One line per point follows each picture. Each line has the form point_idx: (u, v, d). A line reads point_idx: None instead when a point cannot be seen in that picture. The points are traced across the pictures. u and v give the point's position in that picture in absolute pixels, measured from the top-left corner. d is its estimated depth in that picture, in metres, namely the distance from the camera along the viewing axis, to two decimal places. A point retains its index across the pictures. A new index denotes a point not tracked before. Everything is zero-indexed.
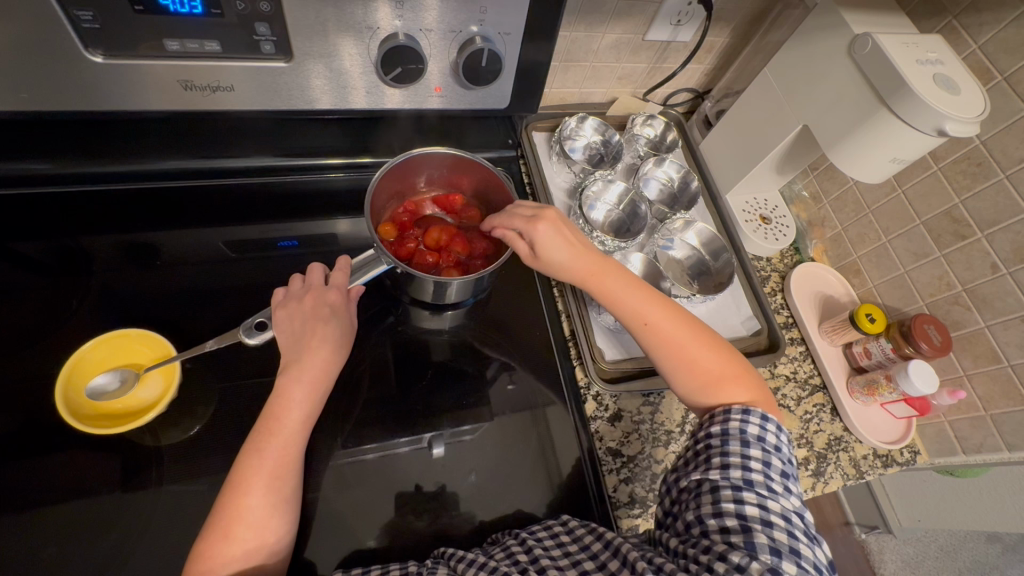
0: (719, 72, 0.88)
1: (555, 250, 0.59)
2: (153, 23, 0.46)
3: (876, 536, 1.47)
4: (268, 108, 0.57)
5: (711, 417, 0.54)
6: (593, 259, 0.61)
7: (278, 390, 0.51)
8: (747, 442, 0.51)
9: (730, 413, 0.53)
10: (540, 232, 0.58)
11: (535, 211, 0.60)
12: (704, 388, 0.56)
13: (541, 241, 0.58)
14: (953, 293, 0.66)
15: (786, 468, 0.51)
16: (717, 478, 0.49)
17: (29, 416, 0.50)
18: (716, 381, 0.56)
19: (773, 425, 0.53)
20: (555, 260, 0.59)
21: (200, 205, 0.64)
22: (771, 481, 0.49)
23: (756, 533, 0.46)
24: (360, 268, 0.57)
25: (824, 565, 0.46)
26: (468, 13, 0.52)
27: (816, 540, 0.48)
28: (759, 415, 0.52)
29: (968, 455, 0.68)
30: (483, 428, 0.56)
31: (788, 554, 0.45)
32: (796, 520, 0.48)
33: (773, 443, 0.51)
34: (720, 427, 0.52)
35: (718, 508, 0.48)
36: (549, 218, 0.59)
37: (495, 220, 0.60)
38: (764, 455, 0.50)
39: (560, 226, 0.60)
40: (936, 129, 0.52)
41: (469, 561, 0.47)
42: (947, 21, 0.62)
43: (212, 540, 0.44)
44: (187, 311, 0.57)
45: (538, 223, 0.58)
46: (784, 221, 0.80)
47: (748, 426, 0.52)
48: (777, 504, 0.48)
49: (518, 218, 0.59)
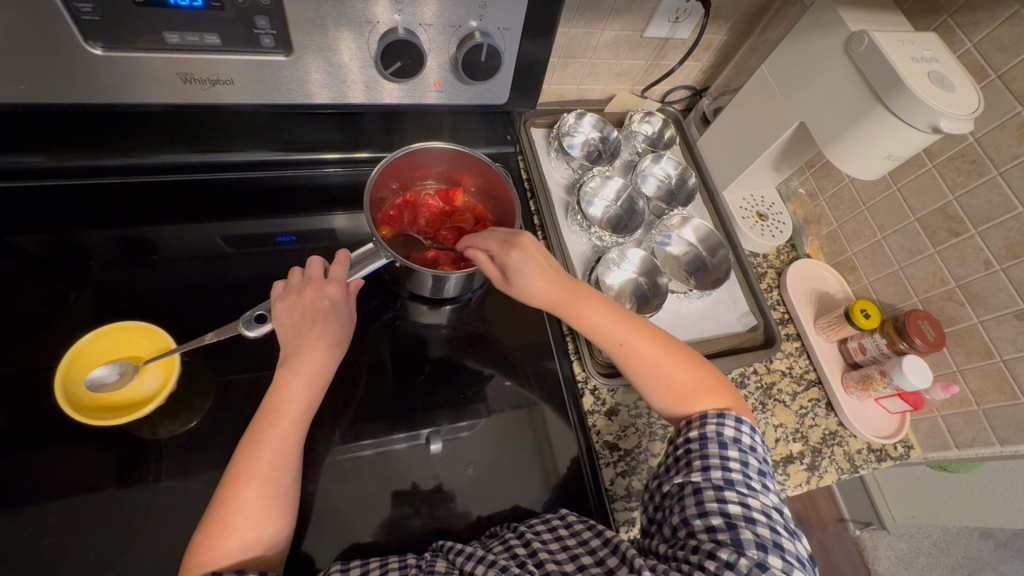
0: (717, 70, 0.88)
1: (527, 275, 0.57)
2: (152, 14, 0.46)
3: (869, 532, 1.48)
4: (268, 102, 0.57)
5: (688, 425, 0.54)
6: (564, 282, 0.59)
7: (278, 382, 0.51)
8: (725, 445, 0.51)
9: (706, 418, 0.53)
10: (515, 258, 0.56)
11: (510, 236, 0.58)
12: (681, 399, 0.56)
13: (516, 268, 0.57)
14: (947, 289, 0.67)
15: (762, 468, 0.52)
16: (699, 480, 0.50)
17: (26, 408, 0.50)
18: (690, 393, 0.56)
19: (749, 427, 0.53)
20: (526, 289, 0.58)
21: (198, 200, 0.64)
22: (750, 479, 0.50)
23: (741, 529, 0.46)
24: (359, 262, 0.58)
25: (806, 560, 0.47)
26: (467, 9, 0.52)
27: (796, 533, 0.48)
28: (733, 417, 0.53)
29: (961, 450, 0.69)
30: (480, 422, 0.57)
31: (773, 549, 0.45)
32: (777, 516, 0.48)
33: (749, 444, 0.52)
34: (697, 431, 0.53)
35: (703, 508, 0.48)
36: (524, 244, 0.57)
37: (468, 240, 0.58)
38: (741, 455, 0.51)
39: (534, 252, 0.58)
40: (931, 126, 0.52)
41: (468, 555, 0.47)
42: (943, 20, 0.63)
43: (212, 531, 0.44)
44: (185, 305, 0.57)
45: (513, 249, 0.56)
46: (780, 218, 0.81)
47: (725, 429, 0.52)
48: (757, 501, 0.48)
49: (493, 241, 0.57)
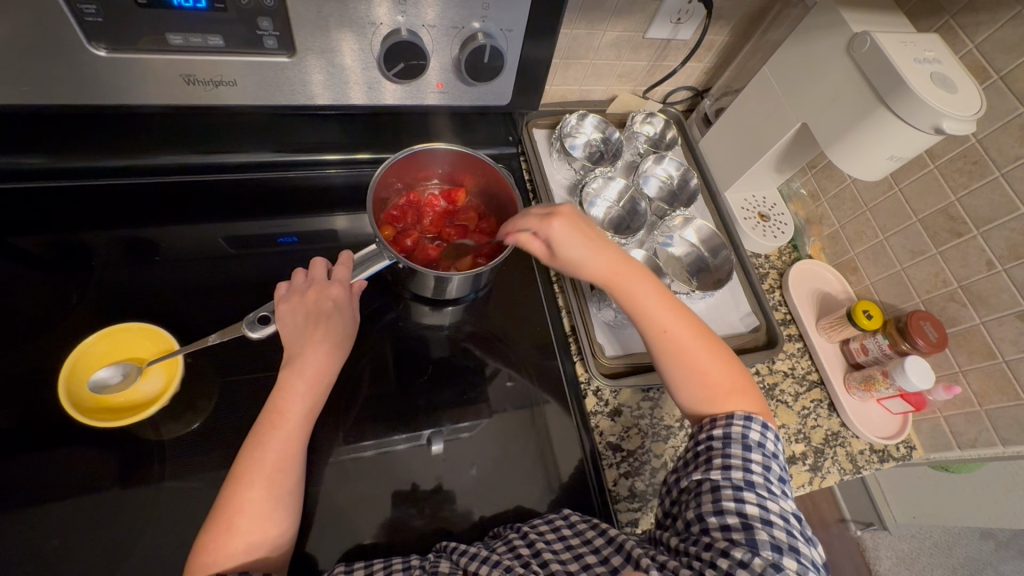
0: (718, 71, 0.88)
1: (569, 247, 0.58)
2: (155, 16, 0.46)
3: (870, 532, 1.48)
4: (270, 103, 0.57)
5: (712, 422, 0.54)
6: (615, 261, 0.59)
7: (281, 383, 0.51)
8: (748, 446, 0.51)
9: (732, 419, 0.53)
10: (554, 228, 0.57)
11: (549, 209, 0.58)
12: (712, 398, 0.55)
13: (556, 240, 0.57)
14: (949, 290, 0.67)
15: (782, 473, 0.52)
16: (718, 478, 0.49)
17: (28, 409, 0.50)
18: (723, 394, 0.56)
19: (773, 434, 0.53)
20: (570, 260, 0.58)
21: (200, 200, 0.64)
22: (771, 483, 0.50)
23: (757, 530, 0.46)
24: (361, 263, 0.58)
25: (820, 565, 0.47)
26: (470, 10, 0.52)
27: (812, 540, 0.48)
28: (761, 424, 0.53)
29: (963, 450, 0.69)
30: (483, 423, 0.57)
31: (788, 551, 0.45)
32: (794, 521, 0.48)
33: (772, 450, 0.52)
34: (721, 430, 0.52)
35: (719, 506, 0.48)
36: (564, 215, 0.58)
37: (507, 227, 0.58)
38: (764, 459, 0.51)
39: (576, 224, 0.58)
40: (933, 127, 0.53)
41: (471, 555, 0.47)
42: (945, 21, 0.63)
43: (217, 532, 0.44)
44: (188, 306, 0.57)
45: (552, 221, 0.57)
46: (782, 219, 0.81)
47: (750, 432, 0.52)
48: (776, 504, 0.48)
49: (532, 217, 0.58)
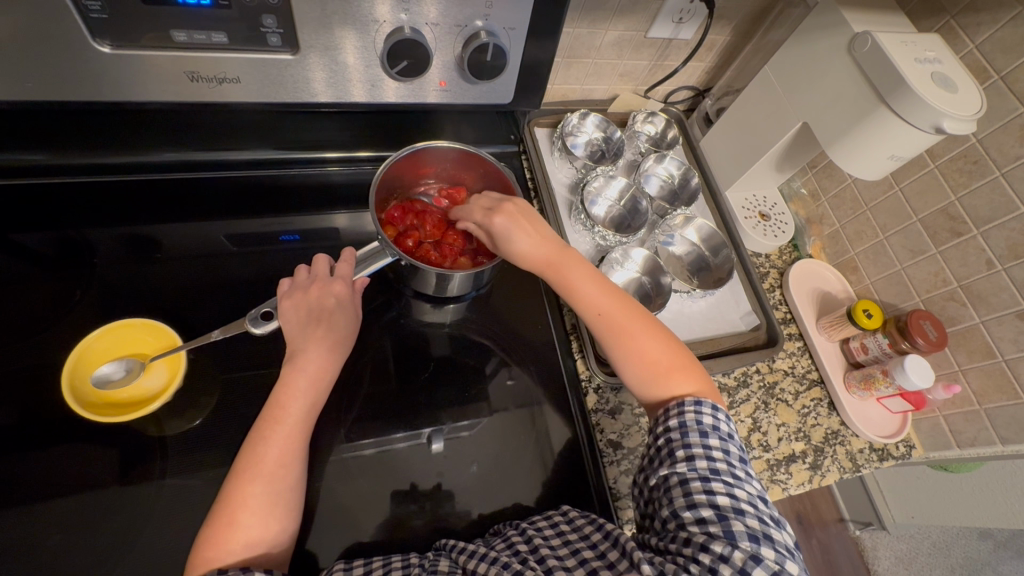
0: (720, 70, 0.89)
1: (516, 240, 0.60)
2: (160, 13, 0.47)
3: (870, 532, 1.48)
4: (272, 100, 0.57)
5: (666, 413, 0.54)
6: (554, 249, 0.61)
7: (284, 378, 0.51)
8: (704, 433, 0.51)
9: (684, 406, 0.53)
10: (497, 224, 0.60)
11: (495, 203, 0.62)
12: (657, 379, 0.56)
13: (498, 232, 0.60)
14: (948, 289, 0.67)
15: (742, 455, 0.52)
16: (684, 471, 0.49)
17: (29, 405, 0.50)
18: (665, 373, 0.56)
19: (723, 413, 0.54)
20: (513, 251, 0.60)
21: (201, 196, 0.64)
22: (734, 468, 0.50)
23: (731, 521, 0.46)
24: (365, 260, 0.59)
25: (793, 548, 0.47)
26: (474, 8, 0.52)
27: (781, 523, 0.48)
28: (710, 405, 0.53)
29: (963, 449, 0.70)
30: (484, 422, 0.57)
31: (764, 540, 0.45)
32: (762, 506, 0.48)
33: (726, 432, 0.52)
34: (677, 419, 0.52)
35: (691, 499, 0.48)
36: (507, 210, 0.61)
37: (459, 208, 0.63)
38: (722, 444, 0.51)
39: (520, 219, 0.61)
40: (934, 127, 0.53)
41: (470, 553, 0.48)
42: (945, 21, 0.63)
43: (217, 528, 0.44)
44: (190, 302, 0.58)
45: (494, 215, 0.60)
46: (783, 218, 0.81)
47: (703, 417, 0.52)
48: (742, 491, 0.48)
49: (477, 209, 0.61)
